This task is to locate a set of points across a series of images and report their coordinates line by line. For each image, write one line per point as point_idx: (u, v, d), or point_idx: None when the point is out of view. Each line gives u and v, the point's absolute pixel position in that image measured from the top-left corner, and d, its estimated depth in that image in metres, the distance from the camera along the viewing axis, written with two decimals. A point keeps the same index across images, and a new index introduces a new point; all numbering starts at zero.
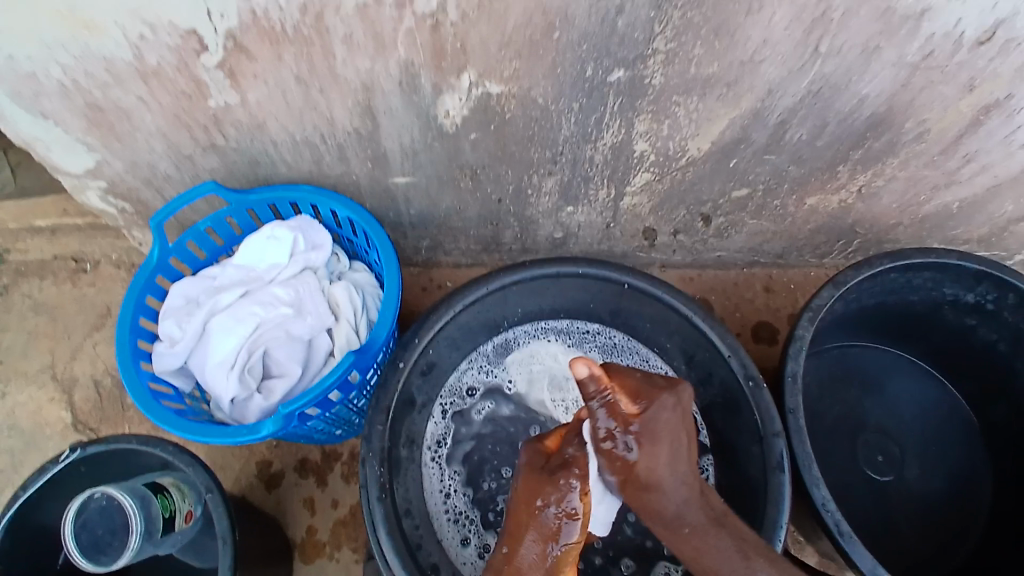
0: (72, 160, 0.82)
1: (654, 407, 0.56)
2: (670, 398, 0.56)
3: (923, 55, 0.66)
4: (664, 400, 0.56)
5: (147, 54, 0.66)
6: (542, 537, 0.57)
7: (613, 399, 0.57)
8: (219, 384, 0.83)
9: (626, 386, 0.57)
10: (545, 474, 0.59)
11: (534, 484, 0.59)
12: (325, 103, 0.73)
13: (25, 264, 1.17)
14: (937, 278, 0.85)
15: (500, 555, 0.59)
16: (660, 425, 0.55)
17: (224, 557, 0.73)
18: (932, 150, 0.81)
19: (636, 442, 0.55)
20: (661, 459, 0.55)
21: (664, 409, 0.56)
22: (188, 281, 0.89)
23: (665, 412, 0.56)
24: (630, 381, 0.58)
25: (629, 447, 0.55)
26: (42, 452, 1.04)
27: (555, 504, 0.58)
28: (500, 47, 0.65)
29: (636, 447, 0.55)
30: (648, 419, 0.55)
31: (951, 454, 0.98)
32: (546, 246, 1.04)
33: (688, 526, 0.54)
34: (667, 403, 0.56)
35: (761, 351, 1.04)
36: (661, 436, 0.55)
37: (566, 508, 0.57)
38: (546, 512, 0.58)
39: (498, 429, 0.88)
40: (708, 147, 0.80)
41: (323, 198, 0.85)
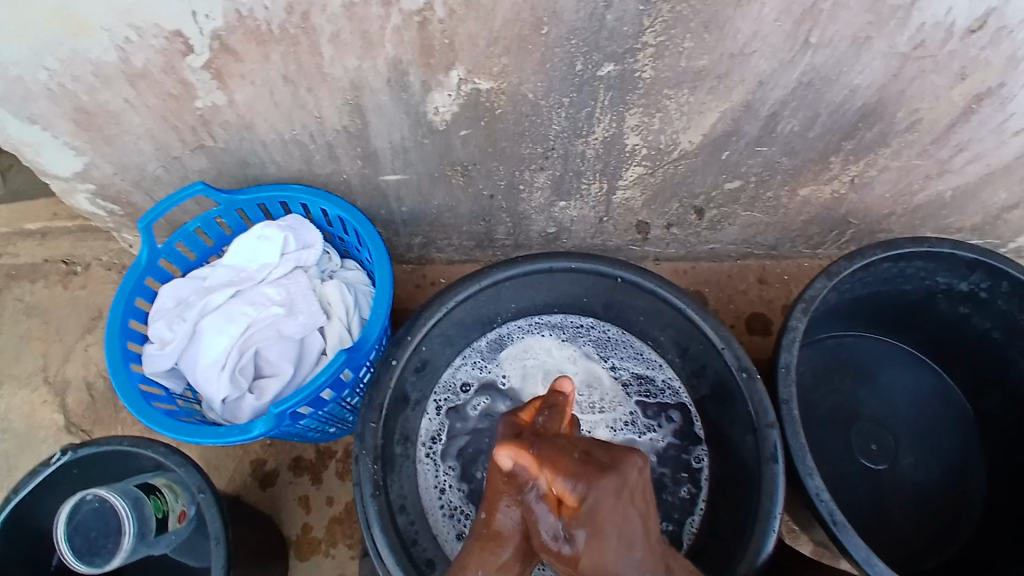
0: (61, 164, 0.81)
1: (597, 491, 0.47)
2: (619, 474, 0.48)
3: (914, 45, 0.66)
4: (615, 474, 0.49)
5: (133, 56, 0.65)
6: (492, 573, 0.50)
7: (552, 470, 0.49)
8: (211, 385, 0.83)
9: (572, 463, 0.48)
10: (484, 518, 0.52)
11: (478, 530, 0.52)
12: (314, 102, 0.72)
13: (16, 267, 1.16)
14: (930, 267, 0.86)
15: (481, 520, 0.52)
16: (605, 513, 0.47)
17: (217, 558, 0.72)
18: (924, 140, 0.81)
19: (579, 534, 0.47)
20: (610, 552, 0.48)
21: (609, 491, 0.47)
22: (179, 282, 0.88)
23: (623, 488, 0.49)
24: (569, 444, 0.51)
25: (572, 540, 0.47)
26: (37, 455, 1.04)
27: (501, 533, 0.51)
28: (489, 43, 0.64)
29: (579, 540, 0.47)
30: (590, 509, 0.47)
31: (946, 442, 0.99)
32: (538, 241, 1.04)
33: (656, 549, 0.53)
34: (614, 478, 0.48)
35: (755, 342, 1.04)
36: (639, 455, 0.52)
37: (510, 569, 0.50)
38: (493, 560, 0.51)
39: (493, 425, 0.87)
40: (699, 140, 0.80)
41: (313, 196, 0.84)
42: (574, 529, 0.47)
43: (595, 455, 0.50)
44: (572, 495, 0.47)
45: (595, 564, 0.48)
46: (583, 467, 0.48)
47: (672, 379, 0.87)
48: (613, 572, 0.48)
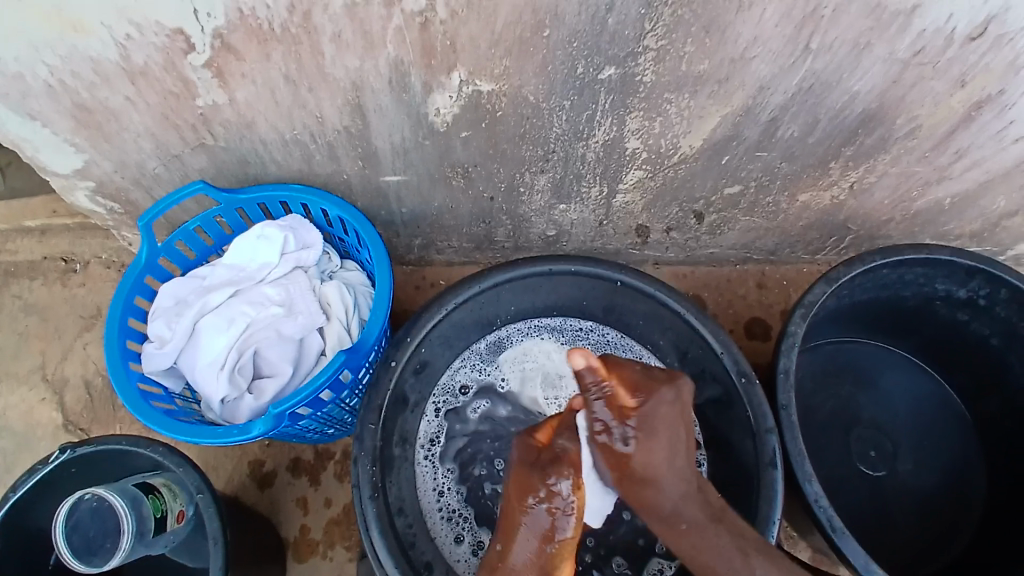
0: (60, 161, 0.81)
1: (649, 403, 0.59)
2: (670, 391, 0.60)
3: (914, 51, 0.66)
4: (663, 393, 0.60)
5: (134, 54, 0.65)
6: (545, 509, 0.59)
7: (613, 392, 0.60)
8: (210, 384, 0.82)
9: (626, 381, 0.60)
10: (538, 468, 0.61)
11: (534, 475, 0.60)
12: (315, 102, 0.72)
13: (15, 264, 1.16)
14: (930, 273, 0.86)
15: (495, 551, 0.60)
16: (658, 419, 0.59)
17: (215, 558, 0.72)
18: (924, 146, 0.81)
19: (637, 434, 0.59)
20: (658, 455, 0.59)
21: (660, 404, 0.60)
22: (178, 281, 0.88)
23: (662, 406, 0.60)
24: (630, 373, 0.62)
25: (629, 440, 0.59)
26: (34, 453, 1.03)
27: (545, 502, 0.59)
28: (490, 44, 0.64)
29: (637, 439, 0.59)
30: (646, 413, 0.59)
31: (945, 449, 0.99)
32: (539, 243, 1.04)
33: (685, 523, 0.59)
34: (664, 388, 0.60)
35: (755, 347, 1.04)
36: (659, 429, 0.59)
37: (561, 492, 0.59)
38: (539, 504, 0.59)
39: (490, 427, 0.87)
40: (700, 144, 0.80)
41: (314, 196, 0.84)
42: (632, 432, 0.59)
43: (652, 374, 0.62)
44: (630, 401, 0.60)
45: (645, 464, 0.59)
46: (646, 382, 0.61)
47: None
48: (654, 472, 0.59)
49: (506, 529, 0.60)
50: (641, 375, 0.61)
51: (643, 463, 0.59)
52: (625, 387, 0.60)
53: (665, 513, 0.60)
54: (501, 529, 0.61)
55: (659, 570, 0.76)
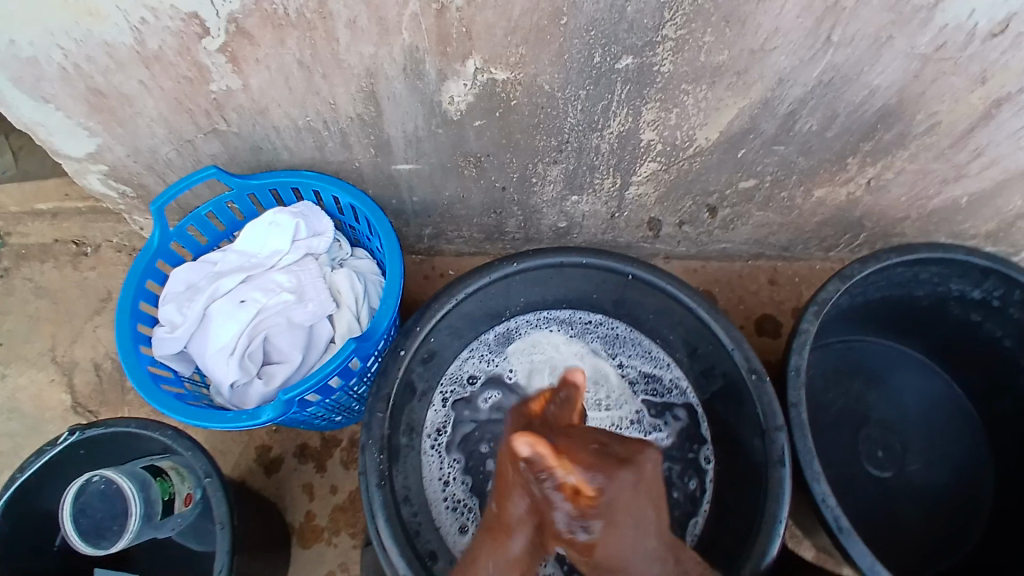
0: (75, 146, 0.81)
1: (607, 491, 0.50)
2: (627, 474, 0.51)
3: (936, 46, 0.65)
4: (620, 475, 0.51)
5: (148, 38, 0.65)
6: (518, 525, 0.53)
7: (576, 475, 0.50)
8: (219, 370, 0.83)
9: (582, 463, 0.51)
10: (507, 471, 0.54)
11: (503, 467, 0.55)
12: (328, 88, 0.72)
13: (26, 247, 1.16)
14: (944, 272, 0.85)
15: (491, 508, 0.57)
16: (621, 501, 0.51)
17: (222, 542, 0.73)
18: (942, 143, 0.80)
19: (595, 526, 0.51)
20: (626, 540, 0.52)
21: (620, 488, 0.51)
22: (189, 266, 0.88)
23: (624, 491, 0.51)
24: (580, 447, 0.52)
25: (590, 529, 0.51)
26: (44, 435, 1.04)
27: (519, 503, 0.53)
28: (506, 32, 0.64)
29: (598, 530, 0.51)
30: (607, 501, 0.50)
31: (955, 449, 0.98)
32: (549, 235, 1.04)
33: None
34: (626, 474, 0.51)
35: (765, 344, 1.03)
36: (622, 516, 0.51)
37: (531, 510, 0.53)
38: (520, 508, 0.53)
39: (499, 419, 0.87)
40: (716, 137, 0.80)
41: (325, 183, 0.84)
42: (590, 522, 0.50)
43: (614, 443, 0.55)
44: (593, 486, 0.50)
45: (610, 551, 0.51)
46: (602, 465, 0.51)
47: (680, 378, 0.86)
48: (625, 563, 0.52)
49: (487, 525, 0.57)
50: (595, 457, 0.51)
51: (606, 553, 0.51)
52: (573, 467, 0.50)
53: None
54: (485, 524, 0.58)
55: None
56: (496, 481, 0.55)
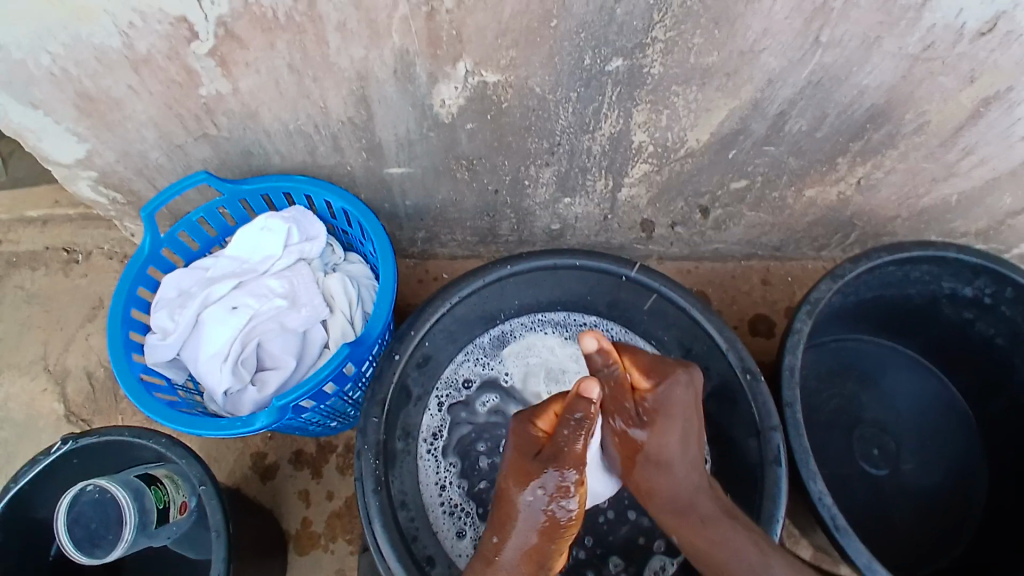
0: (64, 151, 0.81)
1: (666, 390, 0.62)
2: (682, 380, 0.62)
3: (924, 46, 0.66)
4: (678, 377, 0.62)
5: (137, 42, 0.64)
6: (546, 513, 0.58)
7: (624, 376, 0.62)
8: (213, 376, 0.82)
9: (641, 363, 0.64)
10: (535, 463, 0.59)
11: (534, 465, 0.59)
12: (319, 92, 0.72)
13: (16, 255, 1.15)
14: (935, 271, 0.85)
15: (489, 544, 0.60)
16: (673, 403, 0.62)
17: (218, 550, 0.72)
18: (932, 142, 0.80)
19: (649, 419, 0.62)
20: (671, 441, 0.62)
21: (677, 391, 0.62)
22: (180, 272, 0.88)
23: (677, 389, 0.62)
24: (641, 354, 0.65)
25: (640, 423, 0.62)
26: (36, 444, 1.03)
27: (545, 491, 0.58)
28: (497, 35, 0.64)
29: (649, 424, 0.62)
30: (658, 399, 0.62)
31: (947, 447, 0.98)
32: (542, 238, 1.04)
33: (697, 514, 0.61)
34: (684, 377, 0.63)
35: (759, 344, 1.04)
36: (671, 416, 0.62)
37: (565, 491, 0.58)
38: (539, 498, 0.58)
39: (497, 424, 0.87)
40: (707, 138, 0.80)
41: (317, 187, 0.83)
42: (644, 417, 0.62)
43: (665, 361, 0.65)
44: (649, 385, 0.63)
45: (658, 449, 0.62)
46: (656, 368, 0.63)
47: None
48: (670, 461, 0.62)
49: (500, 522, 0.60)
50: (651, 362, 0.64)
51: (655, 447, 0.62)
52: (639, 369, 0.63)
53: (676, 495, 0.62)
54: (494, 521, 0.60)
55: (661, 568, 0.76)
56: (519, 470, 0.60)
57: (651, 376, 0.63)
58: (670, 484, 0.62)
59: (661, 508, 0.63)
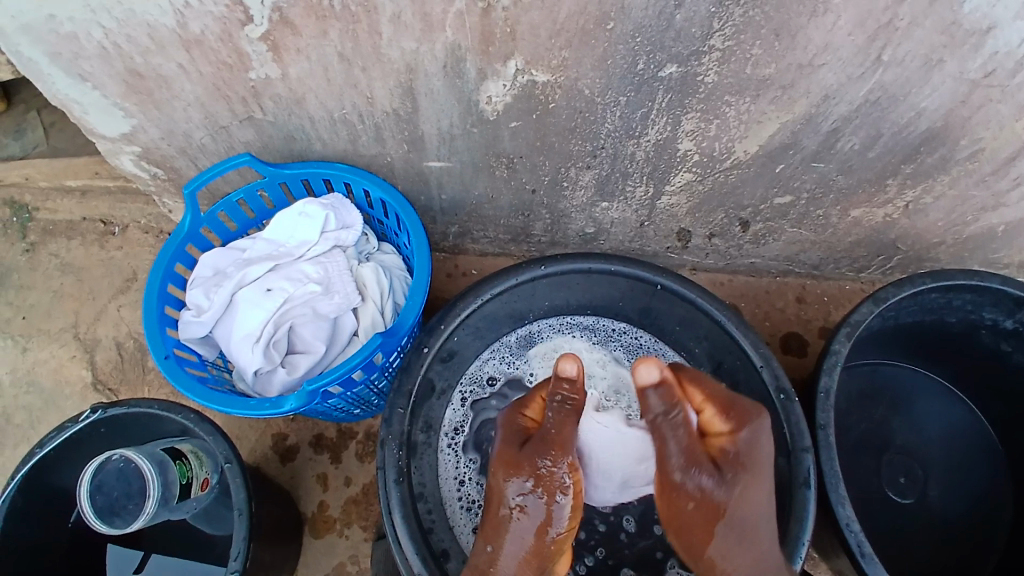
0: (109, 125, 0.82)
1: (750, 435, 0.58)
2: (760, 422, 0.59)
3: (985, 72, 0.64)
4: (757, 423, 0.59)
5: (190, 22, 0.64)
6: (542, 502, 0.57)
7: (683, 419, 0.57)
8: (244, 357, 0.83)
9: (717, 399, 0.60)
10: (523, 453, 0.58)
11: (522, 452, 0.58)
12: (366, 82, 0.72)
13: (53, 223, 1.17)
14: (979, 301, 0.83)
15: (484, 553, 0.58)
16: (754, 451, 0.58)
17: (239, 528, 0.72)
18: (984, 170, 0.78)
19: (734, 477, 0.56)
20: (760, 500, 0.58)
21: (760, 436, 0.58)
22: (218, 251, 0.89)
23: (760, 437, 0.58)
24: (715, 389, 0.61)
25: (727, 484, 0.56)
26: (62, 410, 1.05)
27: (533, 482, 0.57)
28: (551, 35, 0.63)
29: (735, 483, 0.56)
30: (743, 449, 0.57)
31: (976, 479, 0.96)
32: (575, 240, 1.03)
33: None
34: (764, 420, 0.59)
35: (789, 361, 1.02)
36: (756, 470, 0.57)
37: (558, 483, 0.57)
38: (530, 487, 0.57)
39: None
40: (754, 151, 0.78)
41: (356, 176, 0.83)
42: (728, 473, 0.56)
43: (728, 399, 0.60)
44: (727, 427, 0.59)
45: (738, 513, 0.57)
46: (730, 408, 0.59)
47: None
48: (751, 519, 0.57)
49: (494, 525, 0.58)
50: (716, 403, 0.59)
51: (746, 508, 0.57)
52: (721, 407, 0.59)
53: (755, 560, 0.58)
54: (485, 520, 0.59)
55: None
56: (505, 458, 0.59)
57: (729, 419, 0.59)
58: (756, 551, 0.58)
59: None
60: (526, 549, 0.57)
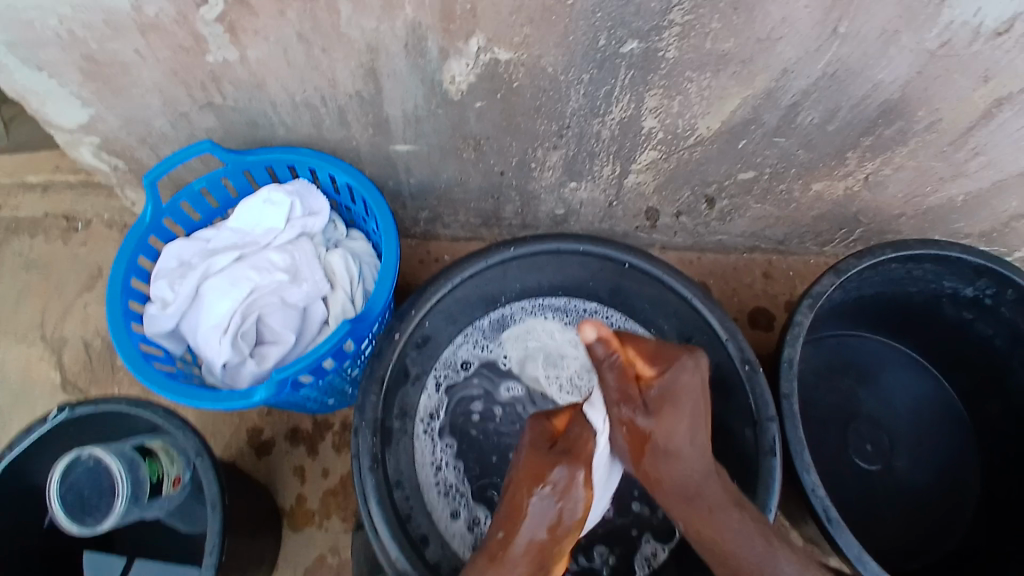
0: (66, 115, 0.80)
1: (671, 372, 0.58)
2: (681, 368, 0.58)
3: (941, 42, 0.65)
4: (679, 360, 0.59)
5: (145, 5, 0.63)
6: (554, 505, 0.58)
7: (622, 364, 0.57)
8: (212, 348, 0.82)
9: (643, 351, 0.60)
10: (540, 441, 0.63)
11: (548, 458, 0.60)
12: (328, 64, 0.71)
13: (17, 221, 1.14)
14: (938, 271, 0.85)
15: (495, 539, 0.58)
16: (678, 387, 0.58)
17: (215, 521, 0.72)
18: (942, 140, 0.79)
19: (658, 401, 0.58)
20: (683, 426, 0.58)
21: (682, 373, 0.58)
22: (181, 243, 0.87)
23: (683, 375, 0.58)
24: (687, 381, 0.58)
25: (654, 408, 0.58)
26: (30, 410, 1.03)
27: (552, 483, 0.58)
28: (511, 12, 0.63)
29: (657, 409, 0.58)
30: (667, 384, 0.58)
31: (939, 442, 0.99)
32: (546, 222, 1.03)
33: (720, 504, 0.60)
34: (685, 415, 0.58)
35: (758, 336, 1.03)
36: (681, 401, 0.58)
37: (575, 485, 0.58)
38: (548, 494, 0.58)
39: (513, 413, 0.87)
40: (717, 127, 0.79)
41: (322, 161, 0.83)
42: (653, 405, 0.58)
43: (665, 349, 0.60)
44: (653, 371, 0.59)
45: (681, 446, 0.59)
46: (660, 352, 0.60)
47: None
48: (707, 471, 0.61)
49: (510, 514, 0.58)
50: (654, 347, 0.60)
51: (667, 439, 0.59)
52: (643, 355, 0.59)
53: (687, 493, 0.60)
54: (502, 516, 0.59)
55: (652, 555, 0.78)
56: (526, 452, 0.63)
57: (656, 361, 0.59)
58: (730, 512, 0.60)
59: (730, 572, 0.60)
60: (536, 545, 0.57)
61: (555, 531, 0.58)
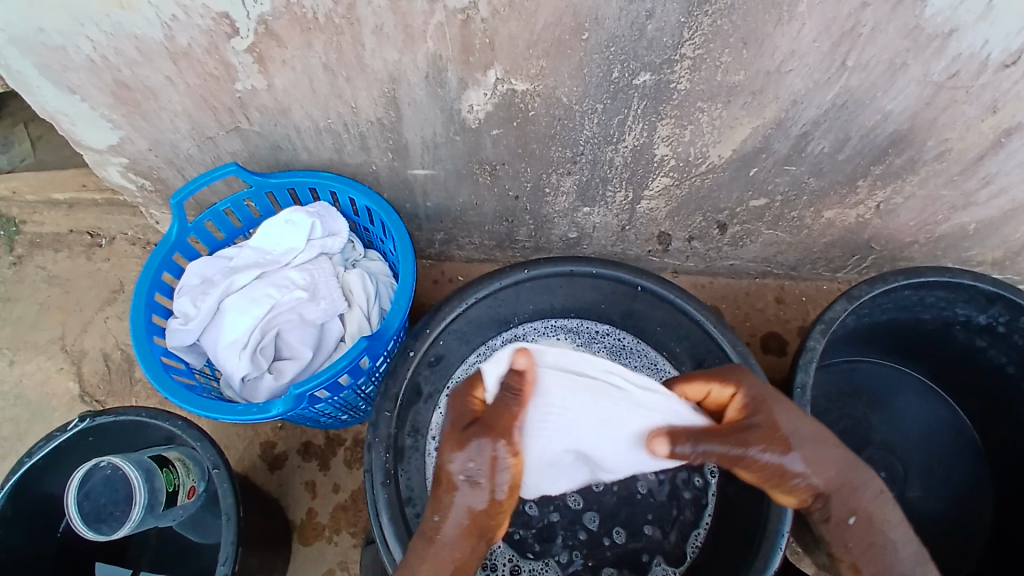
0: (96, 136, 0.83)
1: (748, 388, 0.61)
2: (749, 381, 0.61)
3: (949, 74, 0.66)
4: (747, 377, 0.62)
5: (178, 35, 0.66)
6: (482, 485, 0.55)
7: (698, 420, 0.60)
8: (231, 363, 0.83)
9: (709, 376, 0.63)
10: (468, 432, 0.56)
11: (469, 435, 0.55)
12: (350, 92, 0.73)
13: (40, 235, 1.18)
14: (950, 298, 0.85)
15: (429, 521, 0.58)
16: (764, 394, 0.60)
17: (228, 533, 0.73)
18: (952, 170, 0.80)
19: (761, 423, 0.58)
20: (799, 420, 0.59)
21: (755, 383, 0.61)
22: (204, 260, 0.90)
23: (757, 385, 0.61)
24: (765, 388, 0.61)
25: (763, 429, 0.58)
26: (49, 422, 1.05)
27: (476, 463, 0.55)
28: (528, 45, 0.65)
29: (764, 430, 0.58)
30: (754, 400, 0.60)
31: (952, 473, 0.98)
32: (559, 245, 1.05)
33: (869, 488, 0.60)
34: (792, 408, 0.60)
35: (769, 361, 1.04)
36: (779, 407, 0.59)
37: (498, 463, 0.55)
38: (472, 474, 0.55)
39: None
40: (729, 155, 0.81)
41: (344, 184, 0.85)
42: (763, 421, 0.58)
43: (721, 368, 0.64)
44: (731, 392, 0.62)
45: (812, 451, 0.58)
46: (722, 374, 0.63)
47: None
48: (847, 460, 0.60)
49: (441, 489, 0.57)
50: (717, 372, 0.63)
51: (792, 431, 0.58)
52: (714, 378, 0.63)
53: (847, 492, 0.59)
54: (434, 495, 0.58)
55: None
56: (450, 436, 0.57)
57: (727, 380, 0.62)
58: (867, 492, 0.60)
59: (855, 555, 0.61)
60: (469, 522, 0.57)
61: (492, 503, 0.56)
